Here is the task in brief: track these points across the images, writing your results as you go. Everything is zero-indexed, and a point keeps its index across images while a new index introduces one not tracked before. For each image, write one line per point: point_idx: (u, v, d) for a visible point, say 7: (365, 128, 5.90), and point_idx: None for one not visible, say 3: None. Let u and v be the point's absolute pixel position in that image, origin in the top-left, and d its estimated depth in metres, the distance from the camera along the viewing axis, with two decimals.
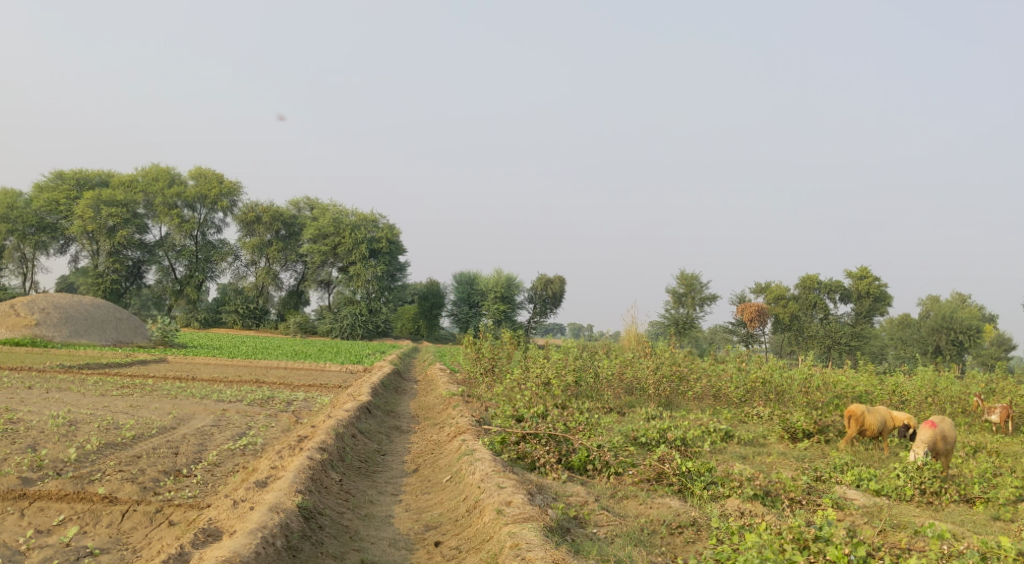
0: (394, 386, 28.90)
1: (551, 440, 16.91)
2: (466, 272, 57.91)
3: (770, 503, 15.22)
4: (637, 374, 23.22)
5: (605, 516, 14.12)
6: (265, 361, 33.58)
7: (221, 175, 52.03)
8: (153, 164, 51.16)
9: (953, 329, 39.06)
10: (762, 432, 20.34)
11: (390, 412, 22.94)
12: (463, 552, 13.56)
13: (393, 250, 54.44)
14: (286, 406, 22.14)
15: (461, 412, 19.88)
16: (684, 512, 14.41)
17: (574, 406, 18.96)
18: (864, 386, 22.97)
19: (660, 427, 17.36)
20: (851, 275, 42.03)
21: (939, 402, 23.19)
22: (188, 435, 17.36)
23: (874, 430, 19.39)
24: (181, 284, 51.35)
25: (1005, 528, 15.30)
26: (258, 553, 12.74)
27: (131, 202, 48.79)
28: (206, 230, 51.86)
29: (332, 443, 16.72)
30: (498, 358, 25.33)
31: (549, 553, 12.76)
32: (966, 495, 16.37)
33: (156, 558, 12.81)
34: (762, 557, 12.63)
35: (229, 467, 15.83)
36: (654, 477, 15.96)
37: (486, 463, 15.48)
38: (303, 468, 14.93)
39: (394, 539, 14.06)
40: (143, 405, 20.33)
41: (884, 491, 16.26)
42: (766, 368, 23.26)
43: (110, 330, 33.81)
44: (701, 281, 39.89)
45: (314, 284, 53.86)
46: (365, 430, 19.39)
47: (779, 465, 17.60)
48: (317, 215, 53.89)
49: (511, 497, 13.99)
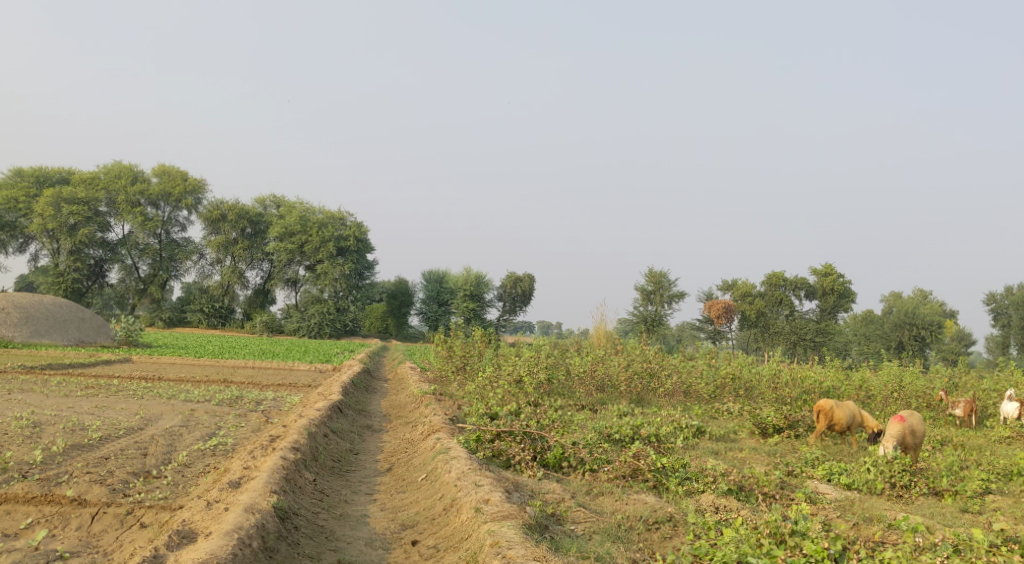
0: (365, 385, 28.69)
1: (526, 437, 16.82)
2: (434, 271, 57.82)
3: (743, 498, 15.20)
4: (609, 370, 23.13)
5: (581, 513, 14.02)
6: (233, 360, 33.19)
7: (185, 172, 51.59)
8: (115, 161, 50.44)
9: (915, 325, 39.36)
10: (733, 427, 20.34)
11: (361, 411, 22.72)
12: (441, 551, 13.41)
13: (361, 248, 54.10)
14: (255, 405, 21.87)
15: (434, 410, 19.70)
16: (660, 508, 14.32)
17: (546, 404, 18.85)
18: (831, 382, 22.98)
19: (633, 423, 17.27)
20: (816, 272, 42.09)
21: (904, 396, 23.23)
22: (156, 436, 17.07)
23: (842, 424, 19.37)
24: (145, 283, 50.72)
25: (974, 520, 15.28)
26: (234, 555, 12.50)
27: (93, 200, 48.08)
28: (170, 229, 51.28)
29: (304, 442, 16.50)
30: (469, 355, 25.16)
31: (530, 550, 12.64)
32: (935, 488, 16.33)
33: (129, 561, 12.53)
34: (740, 552, 12.57)
35: (200, 468, 15.56)
36: (628, 474, 15.86)
37: (462, 462, 15.33)
38: (277, 468, 14.70)
39: (371, 538, 13.88)
40: (109, 405, 20.00)
41: (854, 486, 16.29)
42: (735, 365, 23.53)
43: (73, 330, 33.30)
44: (670, 278, 39.90)
45: (281, 283, 53.30)
46: (337, 429, 19.17)
47: (751, 461, 17.60)
48: (284, 213, 53.42)
49: (489, 496, 13.85)
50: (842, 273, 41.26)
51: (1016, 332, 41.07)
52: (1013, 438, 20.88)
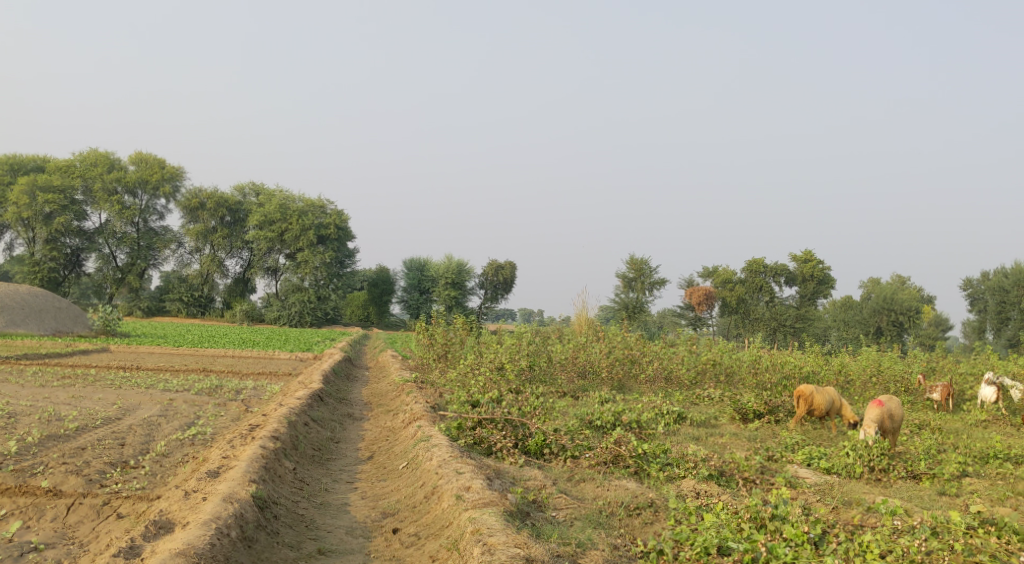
0: (346, 373, 28.61)
1: (508, 425, 16.81)
2: (415, 258, 57.64)
3: (724, 483, 15.21)
4: (590, 357, 23.17)
5: (563, 500, 13.99)
6: (213, 349, 32.98)
7: (163, 160, 51.10)
8: (92, 149, 49.88)
9: (894, 310, 39.62)
10: (713, 413, 20.33)
11: (342, 399, 22.62)
12: (422, 539, 13.36)
13: (342, 236, 53.84)
14: (235, 394, 21.74)
15: (415, 398, 19.62)
16: (641, 494, 14.30)
17: (528, 391, 18.81)
18: (811, 367, 23.03)
19: (615, 410, 17.26)
20: (795, 259, 42.17)
21: (882, 381, 23.43)
22: (134, 426, 16.92)
23: (822, 410, 19.41)
24: (123, 272, 50.19)
25: (951, 502, 15.32)
26: (213, 545, 12.38)
27: (69, 188, 47.60)
28: (148, 217, 50.90)
29: (284, 431, 16.38)
30: (451, 343, 25.22)
31: (511, 537, 12.59)
32: (913, 472, 16.36)
33: (105, 553, 12.41)
34: (721, 537, 12.59)
35: (178, 458, 15.42)
36: (610, 460, 15.83)
37: (443, 449, 15.27)
38: (256, 457, 14.59)
39: (351, 527, 13.81)
40: (86, 395, 19.82)
41: (834, 470, 16.34)
42: (716, 351, 23.48)
43: (49, 320, 33.00)
44: (651, 265, 39.91)
45: (261, 271, 52.96)
46: (318, 418, 19.06)
47: (732, 446, 17.63)
48: (263, 201, 53.04)
49: (470, 483, 13.80)
50: (821, 260, 41.12)
51: (991, 317, 41.45)
52: (988, 422, 21.04)
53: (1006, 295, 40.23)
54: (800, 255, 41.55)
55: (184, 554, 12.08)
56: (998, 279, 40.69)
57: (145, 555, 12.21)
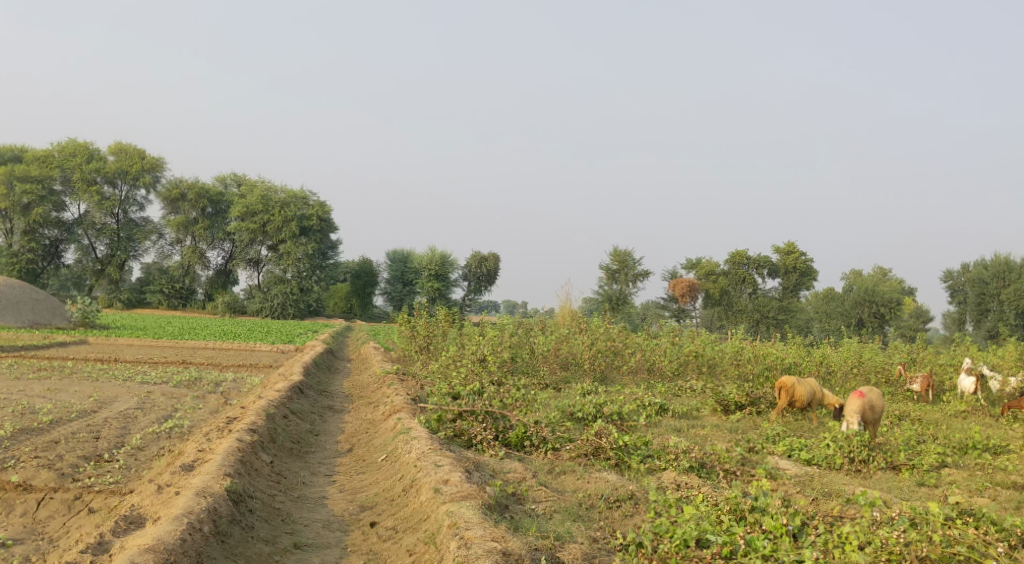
0: (327, 365, 28.45)
1: (488, 417, 16.70)
2: (398, 250, 57.46)
3: (705, 475, 15.14)
4: (573, 349, 23.17)
5: (542, 492, 13.90)
6: (193, 341, 32.71)
7: (143, 150, 50.60)
8: (70, 139, 49.30)
9: (875, 302, 39.72)
10: (695, 405, 20.30)
11: (323, 392, 22.46)
12: (399, 532, 13.25)
13: (324, 228, 53.58)
14: (214, 387, 21.57)
15: (395, 390, 19.50)
16: (621, 486, 14.21)
17: (510, 383, 18.70)
18: (793, 358, 23.01)
19: (596, 402, 17.19)
20: (779, 251, 42.17)
21: (863, 372, 23.48)
22: (110, 419, 16.73)
23: (803, 401, 19.40)
24: (103, 263, 49.72)
25: (931, 493, 15.32)
26: (184, 540, 12.21)
27: (47, 178, 47.10)
28: (128, 208, 50.50)
29: (262, 424, 16.21)
30: (433, 335, 25.09)
31: (488, 531, 12.49)
32: (893, 463, 16.36)
33: (73, 548, 12.25)
34: (700, 529, 12.53)
35: (154, 451, 15.24)
36: (591, 452, 15.75)
37: (423, 442, 15.16)
38: (232, 450, 14.42)
39: (328, 521, 13.69)
40: (62, 388, 19.60)
41: (814, 461, 16.34)
42: (698, 343, 23.38)
43: (26, 312, 32.69)
44: (634, 257, 39.87)
45: (243, 263, 52.59)
46: (298, 410, 18.89)
47: (713, 437, 17.59)
48: (245, 192, 52.65)
49: (448, 475, 13.69)
50: (805, 252, 41.20)
51: (971, 309, 41.58)
52: (967, 413, 21.07)
53: (986, 287, 40.37)
54: (783, 246, 41.64)
55: (153, 550, 11.92)
56: (977, 271, 40.81)
57: (114, 551, 12.05)
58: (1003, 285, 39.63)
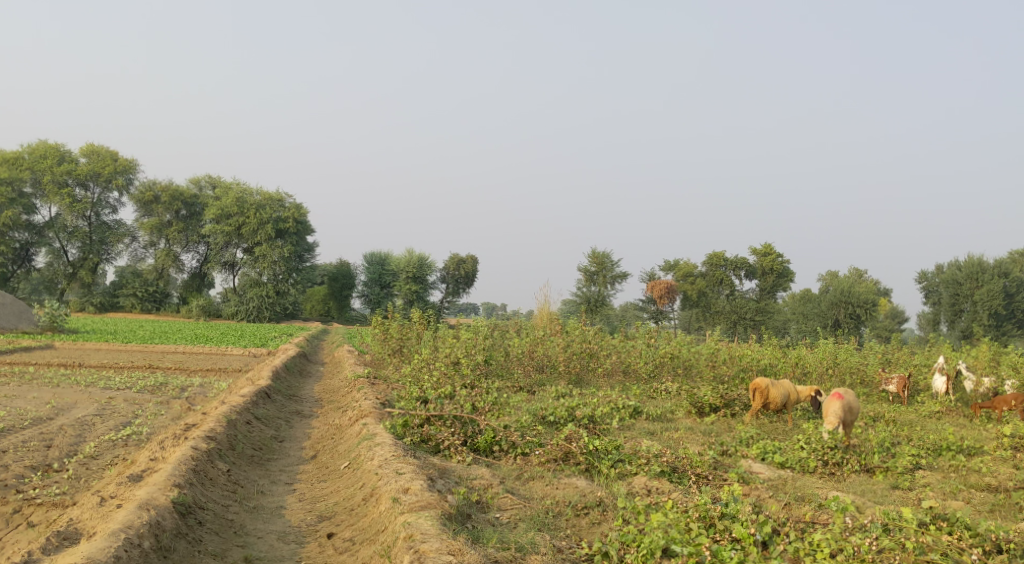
0: (300, 369, 28.00)
1: (457, 422, 16.30)
2: (375, 252, 56.94)
3: (677, 480, 14.73)
4: (548, 352, 22.81)
5: (508, 500, 13.52)
6: (163, 346, 32.06)
7: (115, 152, 49.96)
8: (41, 141, 48.58)
9: (851, 303, 39.53)
10: (670, 407, 19.96)
11: (292, 396, 21.98)
12: (357, 544, 12.85)
13: (301, 230, 53.04)
14: (180, 392, 21.07)
15: (364, 395, 19.02)
16: (590, 492, 13.84)
17: (482, 386, 18.27)
18: (769, 359, 22.76)
19: (568, 405, 16.87)
20: (756, 253, 41.94)
21: (839, 372, 23.31)
22: (65, 427, 16.22)
23: (777, 403, 19.19)
24: (74, 267, 48.82)
25: (905, 496, 15.00)
26: (118, 557, 11.76)
27: (17, 180, 46.30)
28: (101, 211, 49.77)
29: (221, 431, 15.75)
30: (406, 338, 24.66)
31: (445, 543, 12.10)
32: (867, 465, 16.07)
33: None
34: (667, 538, 12.11)
35: (107, 460, 14.77)
36: (561, 457, 15.36)
37: (386, 448, 14.76)
38: (184, 459, 13.98)
39: (284, 532, 13.27)
40: (20, 394, 19.05)
41: (788, 464, 16.04)
42: (674, 343, 22.99)
43: None
44: (613, 259, 39.60)
45: (218, 266, 51.77)
46: (263, 415, 18.45)
47: (686, 440, 17.26)
48: (220, 194, 51.95)
49: (408, 484, 13.29)
50: (781, 251, 41.01)
51: (944, 309, 41.54)
52: (942, 413, 20.89)
53: (960, 287, 40.34)
54: (761, 247, 41.46)
55: None
56: (951, 272, 40.77)
57: None
58: (976, 286, 39.60)
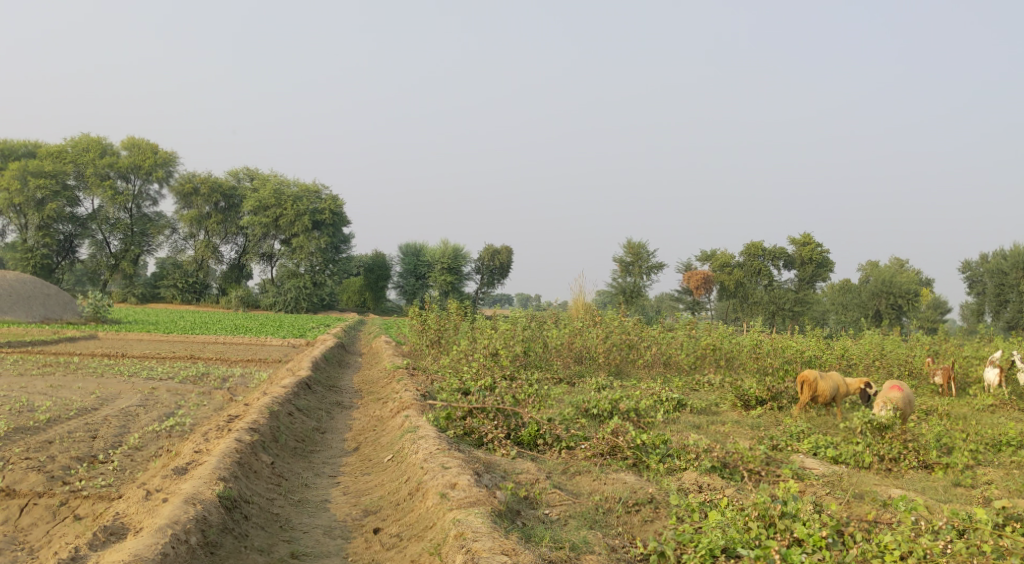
0: (337, 359, 27.93)
1: (500, 415, 16.03)
2: (411, 243, 56.95)
3: (728, 475, 14.41)
4: (587, 342, 22.53)
5: (556, 495, 13.26)
6: (201, 336, 32.14)
7: (155, 145, 50.27)
8: (84, 134, 48.93)
9: (893, 293, 38.82)
10: (715, 400, 19.59)
11: (332, 387, 21.87)
12: (405, 540, 12.64)
13: (338, 222, 53.01)
14: (221, 382, 21.04)
15: (405, 386, 18.81)
16: (640, 488, 13.52)
17: (523, 377, 18.01)
18: (813, 351, 22.31)
19: (612, 397, 16.48)
20: (794, 242, 41.33)
21: (886, 364, 22.88)
22: (110, 417, 16.18)
23: (826, 397, 18.73)
24: (116, 258, 49.15)
25: (966, 494, 14.54)
26: (165, 555, 11.65)
27: (61, 173, 46.67)
28: (142, 203, 50.12)
29: (264, 422, 15.61)
30: (445, 328, 24.44)
31: (496, 543, 11.86)
32: (925, 461, 15.60)
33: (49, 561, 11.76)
34: (726, 538, 11.86)
35: (151, 451, 14.69)
36: (607, 451, 15.02)
37: (430, 442, 14.53)
38: (229, 452, 13.85)
39: (330, 527, 13.12)
40: (65, 384, 19.10)
41: (842, 459, 15.60)
42: (715, 335, 22.82)
43: (37, 307, 32.11)
44: (648, 249, 39.13)
45: (256, 257, 52.00)
46: (304, 407, 18.31)
47: (733, 434, 16.92)
48: (258, 186, 52.10)
49: (456, 480, 13.07)
50: (820, 241, 40.38)
51: (989, 299, 40.70)
52: (995, 407, 20.34)
53: (1005, 277, 39.48)
54: (799, 237, 40.91)
55: None
56: (996, 261, 39.91)
57: None
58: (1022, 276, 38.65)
